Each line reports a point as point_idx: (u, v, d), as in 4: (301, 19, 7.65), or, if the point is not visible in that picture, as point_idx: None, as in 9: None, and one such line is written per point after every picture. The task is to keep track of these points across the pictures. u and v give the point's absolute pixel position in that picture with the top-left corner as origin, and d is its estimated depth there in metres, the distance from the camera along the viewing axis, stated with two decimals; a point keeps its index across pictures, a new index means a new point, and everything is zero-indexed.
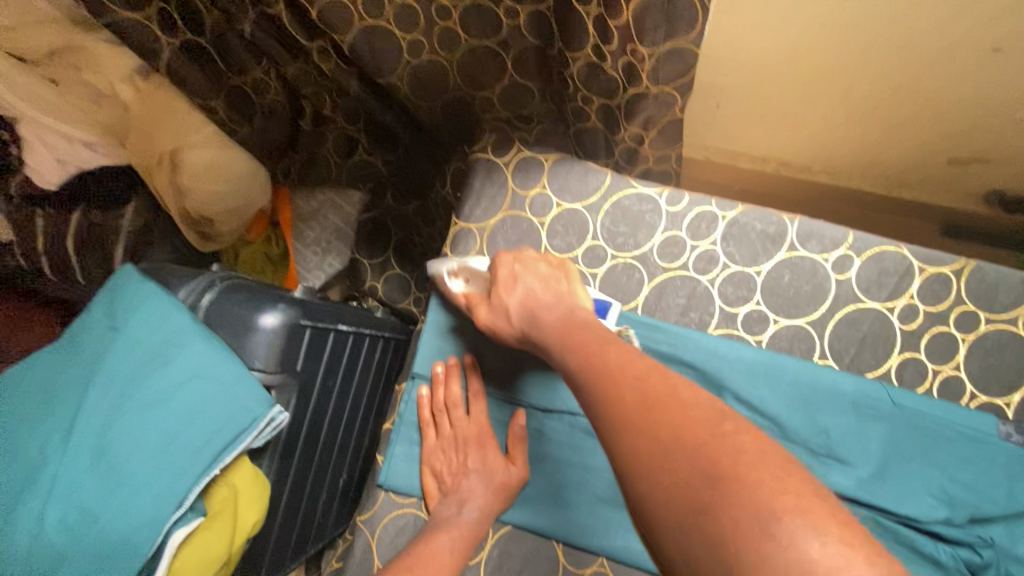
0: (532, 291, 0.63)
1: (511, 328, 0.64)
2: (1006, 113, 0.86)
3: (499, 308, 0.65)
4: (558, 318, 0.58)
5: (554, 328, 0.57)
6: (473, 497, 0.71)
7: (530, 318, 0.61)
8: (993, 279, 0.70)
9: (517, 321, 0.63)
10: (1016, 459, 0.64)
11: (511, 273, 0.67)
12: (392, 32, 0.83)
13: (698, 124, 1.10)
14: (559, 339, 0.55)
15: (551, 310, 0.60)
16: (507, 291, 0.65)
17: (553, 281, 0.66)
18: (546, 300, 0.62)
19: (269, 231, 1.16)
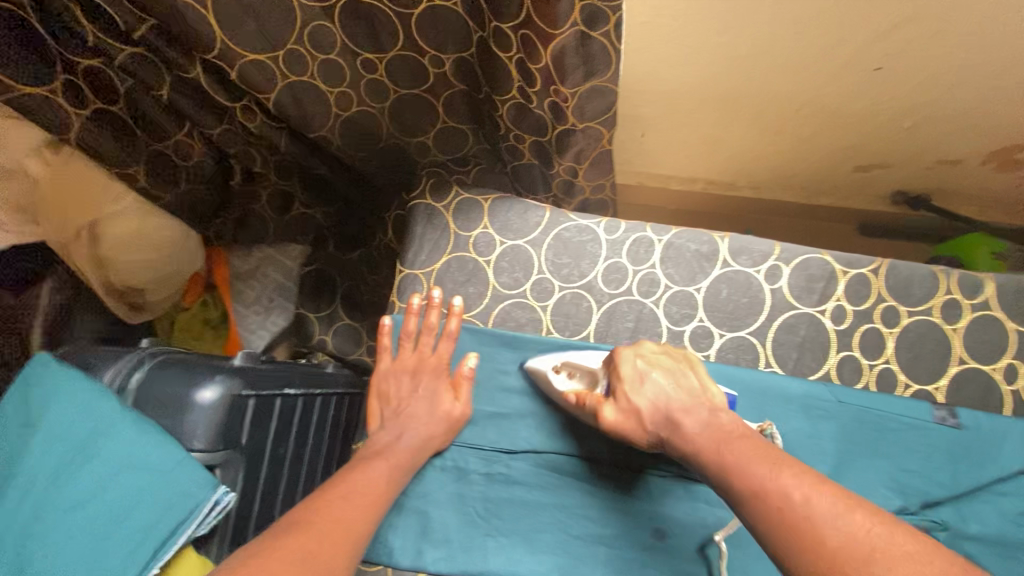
0: (664, 392, 0.60)
1: (645, 430, 0.61)
2: (898, 124, 0.96)
3: (627, 408, 0.62)
4: (701, 426, 0.56)
5: (703, 443, 0.54)
6: (415, 426, 0.69)
7: (672, 427, 0.58)
8: (906, 274, 0.76)
9: (651, 425, 0.61)
10: (955, 442, 0.69)
11: (637, 368, 0.64)
12: (318, 88, 0.81)
13: (630, 156, 1.16)
14: (717, 453, 0.52)
15: (690, 415, 0.58)
16: (635, 390, 0.62)
17: (682, 376, 0.62)
18: (681, 403, 0.59)
19: (205, 296, 1.12)
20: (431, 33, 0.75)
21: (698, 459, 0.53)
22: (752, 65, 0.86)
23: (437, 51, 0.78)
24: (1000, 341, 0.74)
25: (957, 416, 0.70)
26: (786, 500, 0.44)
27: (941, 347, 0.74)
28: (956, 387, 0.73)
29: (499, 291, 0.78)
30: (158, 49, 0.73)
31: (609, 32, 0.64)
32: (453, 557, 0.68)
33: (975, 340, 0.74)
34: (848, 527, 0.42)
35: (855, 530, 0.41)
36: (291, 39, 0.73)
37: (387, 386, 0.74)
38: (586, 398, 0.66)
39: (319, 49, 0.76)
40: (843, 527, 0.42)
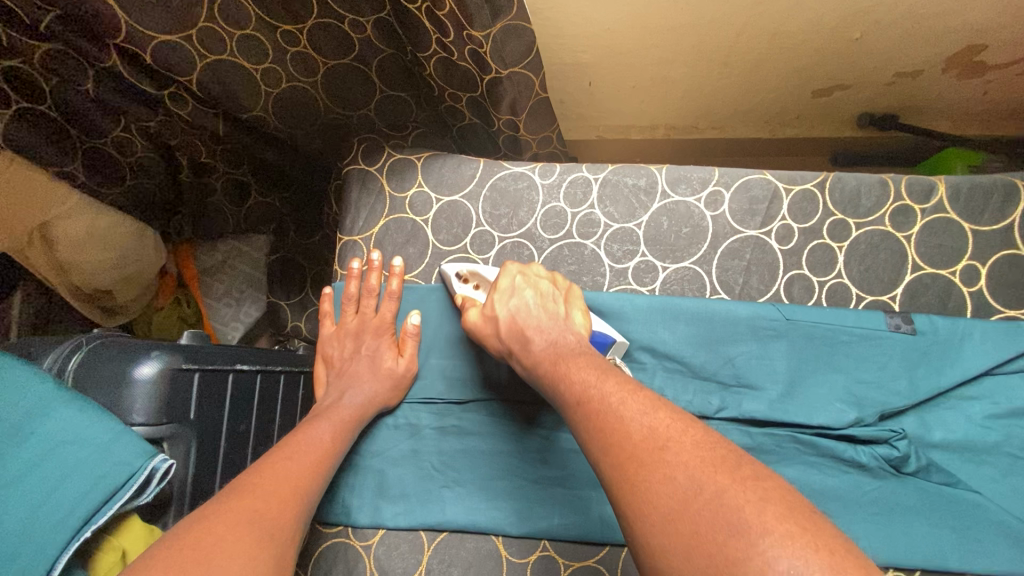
0: (526, 307, 0.66)
1: (501, 338, 0.65)
2: (848, 37, 0.92)
3: (489, 316, 0.67)
4: (546, 343, 0.61)
5: (541, 356, 0.60)
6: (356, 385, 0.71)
7: (523, 337, 0.64)
8: (853, 185, 0.73)
9: (507, 334, 0.65)
10: (912, 348, 0.67)
11: (511, 283, 0.68)
12: (242, 65, 0.82)
13: (584, 108, 1.14)
14: (552, 362, 0.58)
15: (542, 332, 0.63)
16: (503, 299, 0.67)
17: (552, 304, 0.67)
18: (537, 321, 0.64)
19: (178, 293, 1.14)
20: None
21: (536, 370, 0.60)
22: None
23: (355, 15, 0.77)
24: (956, 243, 0.71)
25: (912, 322, 0.67)
26: None
27: (894, 256, 0.71)
28: (912, 295, 0.71)
29: (439, 249, 0.78)
30: (69, 40, 0.75)
31: None
32: (412, 511, 0.68)
33: (931, 246, 0.71)
34: (650, 423, 0.46)
35: (653, 425, 0.46)
36: (202, 17, 0.74)
37: (331, 350, 0.75)
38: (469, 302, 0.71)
39: (232, 24, 0.76)
40: (646, 424, 0.46)
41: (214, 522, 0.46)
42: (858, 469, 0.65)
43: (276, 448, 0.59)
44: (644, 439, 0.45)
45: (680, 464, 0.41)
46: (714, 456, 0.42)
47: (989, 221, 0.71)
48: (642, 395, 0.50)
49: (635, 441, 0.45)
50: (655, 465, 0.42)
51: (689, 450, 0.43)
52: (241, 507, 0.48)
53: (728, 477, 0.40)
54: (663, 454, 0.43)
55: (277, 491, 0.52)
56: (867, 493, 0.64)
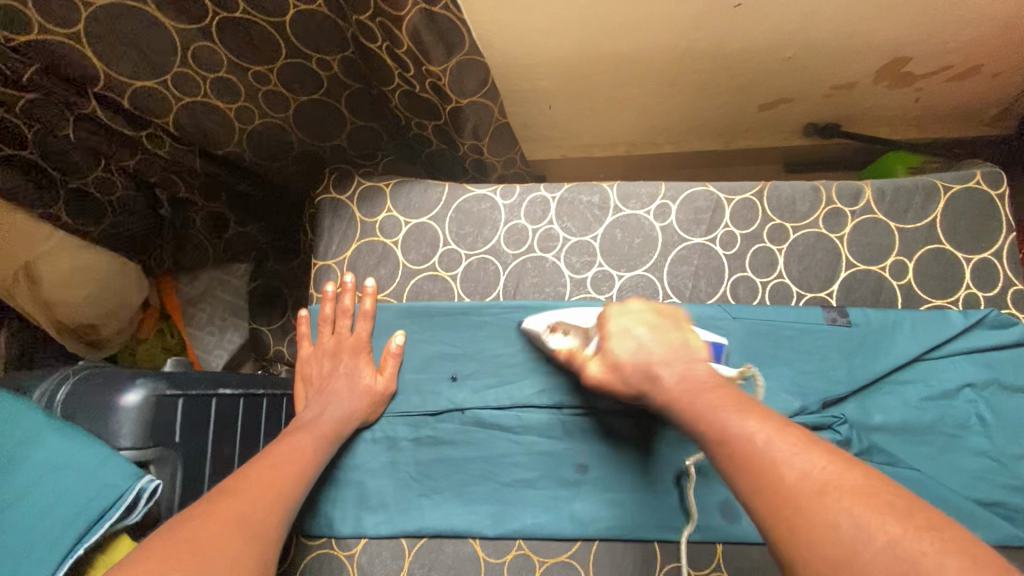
0: (645, 344, 0.63)
1: (626, 381, 0.63)
2: (782, 56, 0.99)
3: (610, 361, 0.65)
4: (677, 377, 0.59)
5: (679, 393, 0.57)
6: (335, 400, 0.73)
7: (649, 373, 0.61)
8: (788, 192, 0.80)
9: (632, 376, 0.62)
10: (848, 339, 0.73)
11: (624, 324, 0.66)
12: (216, 106, 0.87)
13: (548, 130, 1.21)
14: (688, 399, 0.56)
15: (669, 367, 0.60)
16: (617, 342, 0.65)
17: (668, 331, 0.65)
18: (662, 357, 0.62)
19: (161, 324, 1.16)
20: (306, 35, 0.79)
21: (674, 412, 0.57)
22: (623, 21, 0.89)
23: (319, 53, 0.83)
24: (884, 241, 0.77)
25: (847, 315, 0.73)
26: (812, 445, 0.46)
27: (830, 256, 0.77)
28: (848, 290, 0.77)
29: (409, 268, 0.82)
30: (49, 90, 0.79)
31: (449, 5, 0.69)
32: (393, 520, 0.72)
33: (862, 244, 0.78)
34: (801, 465, 0.45)
35: (809, 467, 0.45)
36: (175, 63, 0.79)
37: (310, 370, 0.78)
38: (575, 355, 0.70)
39: (205, 67, 0.81)
40: (799, 465, 0.45)
41: (198, 524, 0.48)
42: None
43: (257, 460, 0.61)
44: (800, 479, 0.44)
45: (842, 508, 0.41)
46: (881, 499, 0.41)
47: (913, 220, 0.78)
48: (787, 431, 0.48)
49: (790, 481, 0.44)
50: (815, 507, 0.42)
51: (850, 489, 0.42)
52: (226, 510, 0.52)
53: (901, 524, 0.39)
54: (823, 496, 0.42)
55: (262, 504, 0.55)
56: None
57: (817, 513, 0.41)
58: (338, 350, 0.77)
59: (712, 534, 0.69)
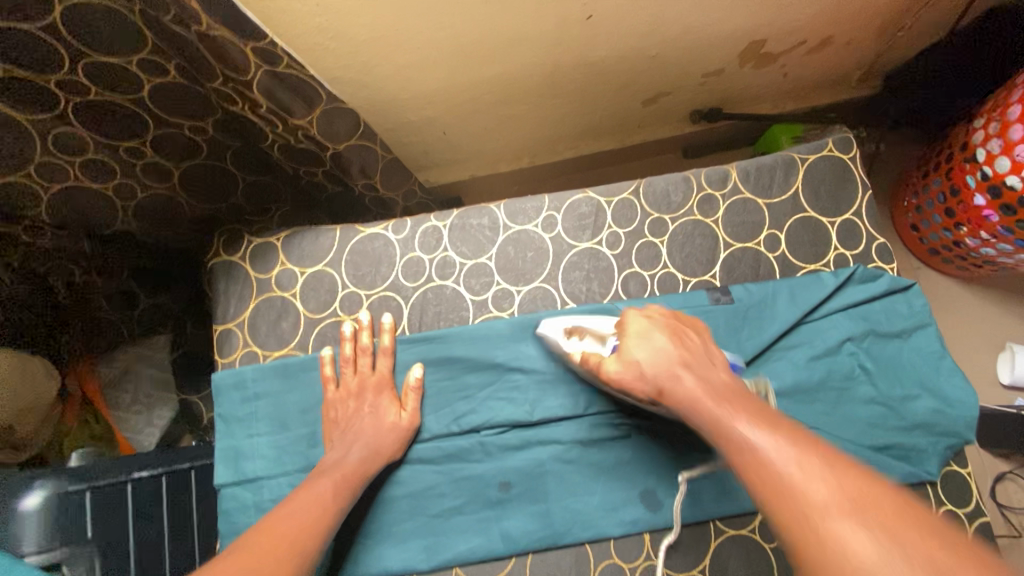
0: (668, 350, 0.59)
1: (645, 380, 0.59)
2: (649, 54, 1.04)
3: (627, 360, 0.61)
4: (702, 384, 0.55)
5: (700, 394, 0.53)
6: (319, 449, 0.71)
7: (673, 374, 0.56)
8: (662, 186, 0.84)
9: (652, 374, 0.58)
10: (733, 316, 0.77)
11: (645, 326, 0.63)
12: (91, 188, 0.87)
13: (450, 154, 1.24)
14: (716, 398, 0.52)
15: (694, 371, 0.56)
16: (642, 343, 0.61)
17: (687, 337, 0.62)
18: (689, 362, 0.57)
19: (83, 412, 1.05)
20: (170, 107, 0.79)
21: (694, 414, 0.53)
22: (488, 44, 0.92)
23: (192, 121, 0.83)
24: (756, 218, 0.82)
25: (729, 294, 0.78)
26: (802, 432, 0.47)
27: (709, 240, 0.82)
28: (729, 269, 0.81)
29: (311, 318, 0.82)
30: None
31: (289, 62, 0.70)
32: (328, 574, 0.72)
33: (735, 224, 0.82)
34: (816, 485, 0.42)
35: (789, 454, 0.45)
36: (36, 154, 0.78)
37: (332, 415, 0.75)
38: (593, 356, 0.67)
39: (70, 152, 0.80)
40: (781, 453, 0.45)
41: None
42: None
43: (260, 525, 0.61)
44: (776, 460, 0.45)
45: (808, 490, 0.42)
46: (851, 486, 0.42)
47: (779, 193, 0.83)
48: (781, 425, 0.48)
49: (767, 463, 0.45)
50: (784, 489, 0.43)
51: (822, 476, 0.43)
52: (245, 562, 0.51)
53: (856, 513, 0.40)
54: (791, 477, 0.44)
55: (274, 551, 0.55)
56: None
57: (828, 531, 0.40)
58: (250, 413, 0.78)
59: (638, 526, 0.71)
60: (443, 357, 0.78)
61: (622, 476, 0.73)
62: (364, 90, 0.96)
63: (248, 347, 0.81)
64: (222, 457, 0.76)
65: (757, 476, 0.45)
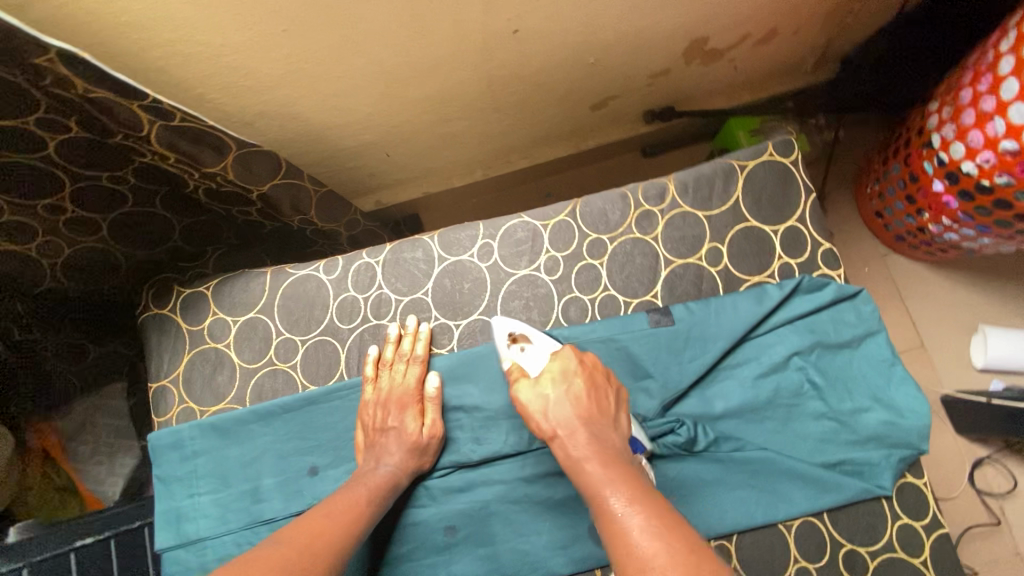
0: (574, 400, 0.63)
1: (546, 423, 0.62)
2: (588, 60, 1.00)
3: (536, 402, 0.64)
4: (590, 443, 0.59)
5: (591, 453, 0.58)
6: None
7: (574, 427, 0.61)
8: (598, 205, 0.81)
9: (553, 419, 0.62)
10: (674, 338, 0.74)
11: (565, 369, 0.65)
12: (16, 249, 0.85)
13: (399, 174, 1.21)
14: (599, 464, 0.57)
15: (590, 427, 0.61)
16: (557, 386, 0.64)
17: (598, 389, 0.65)
18: (590, 416, 0.62)
19: (46, 465, 1.05)
20: (78, 162, 0.76)
21: (579, 472, 0.58)
22: (414, 67, 0.88)
23: (108, 173, 0.79)
24: (697, 232, 0.79)
25: (669, 315, 0.75)
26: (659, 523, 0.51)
27: (649, 258, 0.79)
28: (672, 287, 0.78)
29: (246, 368, 0.80)
30: None
31: (186, 117, 0.68)
32: None
33: (676, 239, 0.79)
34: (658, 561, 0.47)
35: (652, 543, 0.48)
36: None
37: None
38: (517, 372, 0.68)
39: None
40: (648, 546, 0.48)
41: None
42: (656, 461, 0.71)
43: None
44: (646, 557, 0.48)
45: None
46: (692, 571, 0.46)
47: (719, 204, 0.80)
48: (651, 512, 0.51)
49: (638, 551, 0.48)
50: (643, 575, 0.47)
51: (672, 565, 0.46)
52: None
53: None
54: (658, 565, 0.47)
55: None
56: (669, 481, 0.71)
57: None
58: (189, 471, 0.76)
59: (586, 563, 0.70)
60: None
61: (569, 511, 0.71)
62: (293, 122, 0.93)
63: (185, 403, 0.79)
64: (163, 519, 0.75)
65: (616, 547, 0.50)
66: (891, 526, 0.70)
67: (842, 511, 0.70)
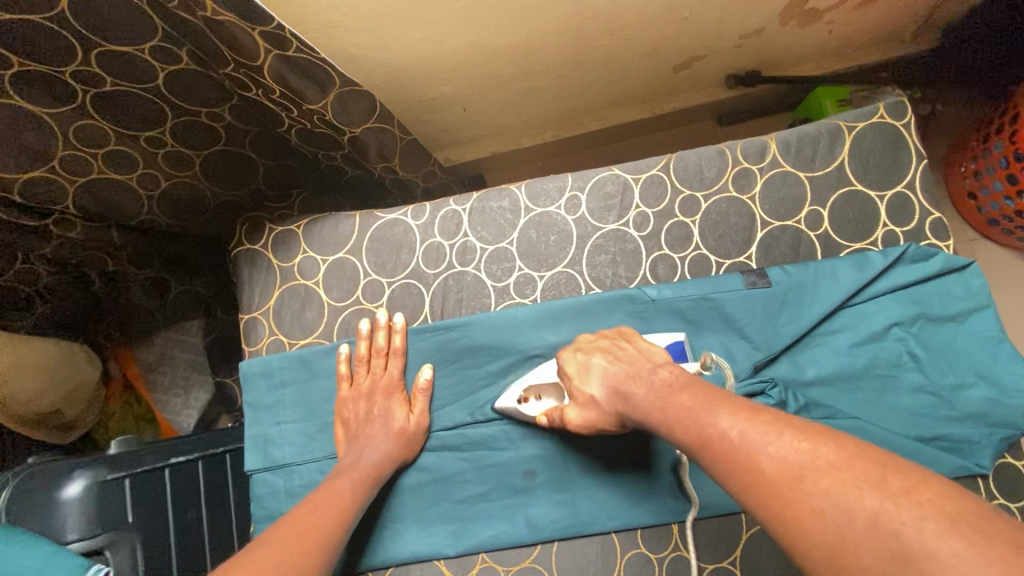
0: (607, 372, 0.62)
1: (608, 407, 0.62)
2: (680, 16, 0.97)
3: (586, 400, 0.64)
4: (645, 388, 0.56)
5: (650, 405, 0.55)
6: (368, 441, 0.71)
7: (623, 394, 0.59)
8: (693, 162, 0.79)
9: (608, 401, 0.61)
10: (770, 299, 0.73)
11: (580, 359, 0.67)
12: (120, 182, 0.88)
13: (470, 131, 1.20)
14: (660, 401, 0.53)
15: (634, 379, 0.59)
16: (584, 381, 0.65)
17: (620, 350, 0.65)
18: (625, 371, 0.60)
19: (127, 394, 1.13)
20: (184, 91, 0.77)
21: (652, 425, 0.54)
22: (506, 15, 0.87)
23: (208, 107, 0.81)
24: (797, 194, 0.76)
25: (766, 277, 0.73)
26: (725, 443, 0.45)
27: (745, 219, 0.77)
28: (766, 249, 0.76)
29: (334, 306, 0.82)
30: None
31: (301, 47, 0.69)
32: (351, 561, 0.73)
33: (774, 200, 0.77)
34: (781, 451, 0.41)
35: (782, 451, 0.41)
36: (58, 146, 0.79)
37: (347, 413, 0.75)
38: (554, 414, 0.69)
39: (93, 143, 0.80)
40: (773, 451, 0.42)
41: None
42: None
43: (301, 506, 0.62)
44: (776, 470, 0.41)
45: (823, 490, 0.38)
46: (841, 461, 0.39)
47: (823, 165, 0.77)
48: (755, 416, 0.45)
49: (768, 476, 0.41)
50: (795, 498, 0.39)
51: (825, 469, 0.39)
52: (273, 555, 0.51)
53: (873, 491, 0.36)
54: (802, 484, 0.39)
55: (300, 544, 0.55)
56: None
57: (810, 493, 0.38)
58: (279, 399, 0.78)
59: (664, 516, 0.70)
60: (474, 345, 0.76)
61: (649, 465, 0.71)
62: (381, 68, 0.93)
63: (274, 336, 0.82)
64: (253, 443, 0.78)
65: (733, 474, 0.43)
66: (987, 505, 0.67)
67: None
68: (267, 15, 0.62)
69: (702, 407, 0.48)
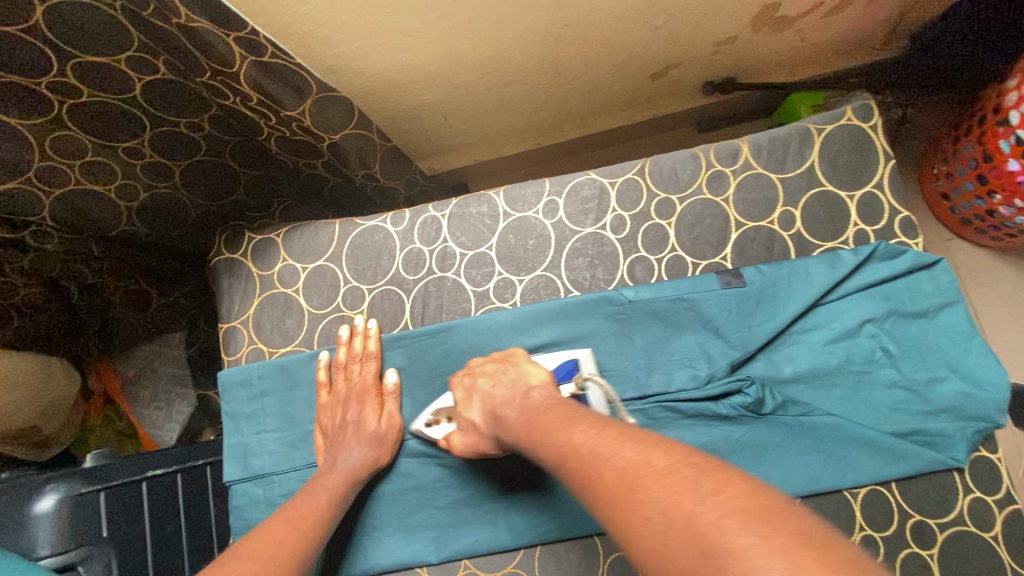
0: (488, 394, 0.63)
1: (487, 427, 0.63)
2: (655, 25, 0.99)
3: (467, 425, 0.66)
4: (517, 411, 0.58)
5: (517, 427, 0.56)
6: (342, 446, 0.70)
7: (498, 417, 0.61)
8: (668, 165, 0.80)
9: (488, 424, 0.63)
10: (745, 299, 0.74)
11: (467, 383, 0.67)
12: (99, 193, 0.89)
13: (454, 139, 1.21)
14: (526, 427, 0.55)
15: (507, 404, 0.60)
16: (466, 407, 0.66)
17: (506, 371, 0.65)
18: (501, 396, 0.62)
19: (108, 409, 1.10)
20: (165, 102, 0.78)
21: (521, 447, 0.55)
22: (481, 24, 0.88)
23: (187, 118, 0.82)
24: (769, 195, 0.78)
25: (741, 277, 0.74)
26: (578, 459, 0.45)
27: (719, 220, 0.78)
28: (741, 250, 0.78)
29: (314, 314, 0.81)
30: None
31: (277, 53, 0.69)
32: (333, 570, 0.72)
33: (748, 201, 0.78)
34: (623, 463, 0.41)
35: (624, 462, 0.41)
36: (34, 159, 0.79)
37: (324, 420, 0.74)
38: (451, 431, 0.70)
39: (70, 155, 0.81)
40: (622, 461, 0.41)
41: None
42: (722, 420, 0.71)
43: (276, 513, 0.62)
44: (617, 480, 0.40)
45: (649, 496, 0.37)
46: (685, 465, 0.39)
47: (794, 167, 0.78)
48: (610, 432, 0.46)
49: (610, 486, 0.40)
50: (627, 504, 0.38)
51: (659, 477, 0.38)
52: (241, 566, 0.50)
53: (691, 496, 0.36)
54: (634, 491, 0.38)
55: (271, 555, 0.54)
56: (734, 442, 0.70)
57: (639, 499, 0.37)
58: (259, 408, 0.78)
59: None
60: (455, 350, 0.76)
61: None
62: (360, 78, 0.94)
63: (254, 344, 0.82)
64: (233, 453, 0.77)
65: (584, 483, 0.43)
66: (963, 499, 0.68)
67: (911, 481, 0.69)
68: (242, 21, 0.63)
69: (562, 426, 0.50)
